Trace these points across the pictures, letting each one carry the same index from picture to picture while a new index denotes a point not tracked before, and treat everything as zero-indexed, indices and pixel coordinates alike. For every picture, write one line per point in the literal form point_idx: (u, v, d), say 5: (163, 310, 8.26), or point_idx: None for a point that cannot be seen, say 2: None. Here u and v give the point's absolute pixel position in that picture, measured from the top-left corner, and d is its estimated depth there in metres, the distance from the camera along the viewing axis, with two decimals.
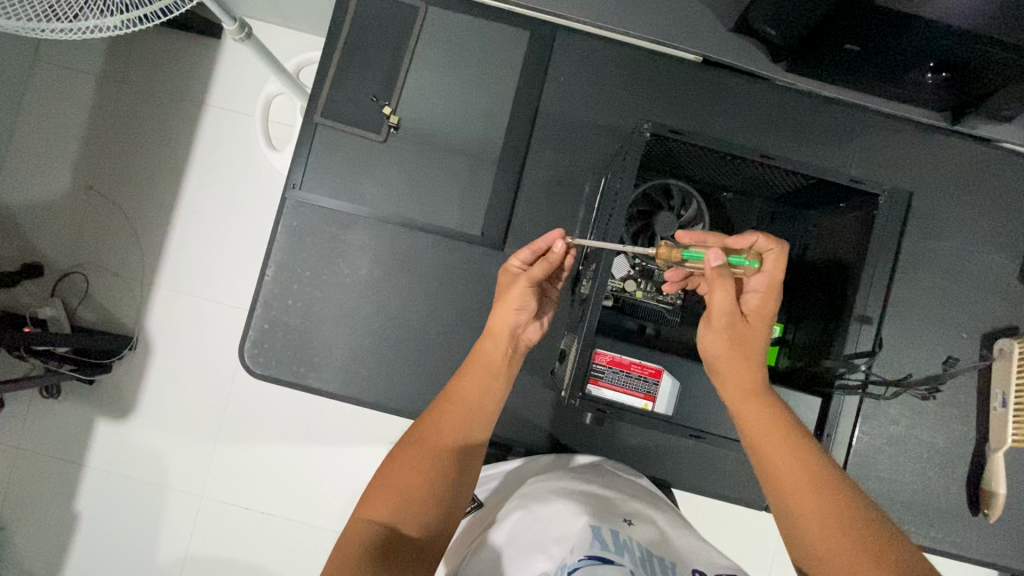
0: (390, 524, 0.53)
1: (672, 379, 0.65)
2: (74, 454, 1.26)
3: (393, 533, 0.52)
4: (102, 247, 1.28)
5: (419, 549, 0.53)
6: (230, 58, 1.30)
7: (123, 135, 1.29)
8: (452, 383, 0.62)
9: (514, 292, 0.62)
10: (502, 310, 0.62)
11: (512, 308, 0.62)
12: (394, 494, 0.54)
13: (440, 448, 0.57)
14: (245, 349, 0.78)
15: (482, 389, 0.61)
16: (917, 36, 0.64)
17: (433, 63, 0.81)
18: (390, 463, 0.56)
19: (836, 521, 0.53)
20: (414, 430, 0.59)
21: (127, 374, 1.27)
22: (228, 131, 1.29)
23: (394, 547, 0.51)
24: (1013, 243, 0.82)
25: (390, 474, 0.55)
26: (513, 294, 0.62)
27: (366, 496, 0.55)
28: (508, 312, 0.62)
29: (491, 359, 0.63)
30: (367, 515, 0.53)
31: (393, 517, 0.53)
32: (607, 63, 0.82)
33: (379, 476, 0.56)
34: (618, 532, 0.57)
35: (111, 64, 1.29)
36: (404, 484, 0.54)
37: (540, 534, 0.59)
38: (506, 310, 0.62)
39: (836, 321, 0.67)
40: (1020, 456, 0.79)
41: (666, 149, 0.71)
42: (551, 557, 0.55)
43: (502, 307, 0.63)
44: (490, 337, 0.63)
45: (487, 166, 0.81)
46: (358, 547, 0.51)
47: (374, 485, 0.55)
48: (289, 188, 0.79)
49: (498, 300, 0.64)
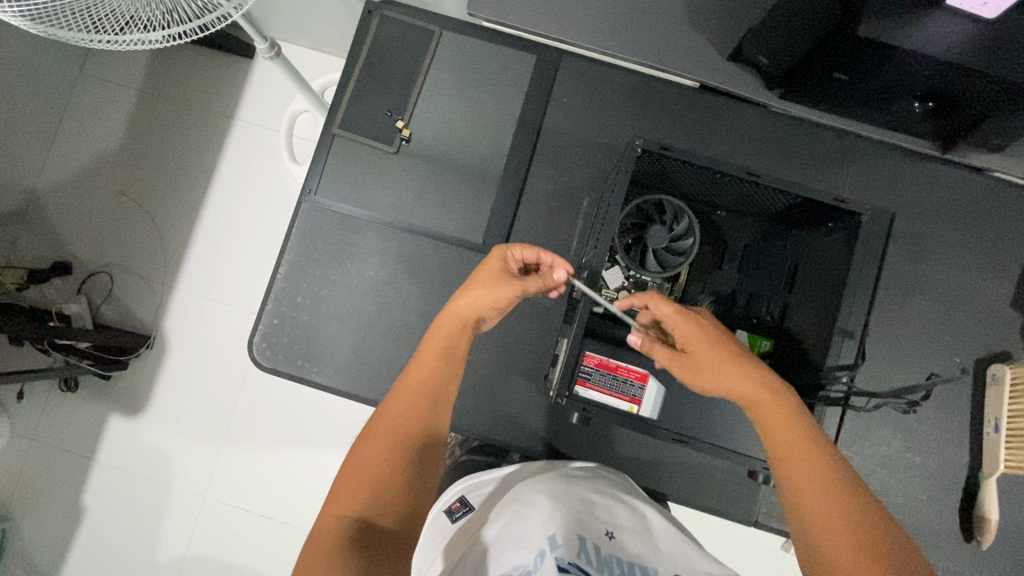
0: (360, 518, 0.53)
1: (657, 383, 0.67)
2: (86, 448, 1.30)
3: (363, 527, 0.52)
4: (128, 249, 1.35)
5: (393, 541, 0.53)
6: (260, 76, 1.39)
7: (157, 145, 1.37)
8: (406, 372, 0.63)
9: (496, 288, 0.66)
10: (480, 302, 0.66)
11: (494, 303, 0.66)
12: (363, 488, 0.54)
13: (408, 434, 0.58)
14: (254, 343, 0.82)
15: (439, 373, 0.62)
16: (900, 67, 0.68)
17: (445, 83, 0.87)
18: (354, 458, 0.56)
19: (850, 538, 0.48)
20: (374, 422, 0.59)
21: (142, 371, 1.32)
22: (253, 144, 1.37)
23: (364, 540, 0.51)
24: (1006, 270, 0.84)
25: (357, 468, 0.55)
26: (496, 290, 0.66)
27: (331, 497, 0.55)
28: (485, 305, 0.66)
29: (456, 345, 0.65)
30: (336, 512, 0.53)
31: (363, 511, 0.53)
32: (608, 86, 0.87)
33: (343, 473, 0.56)
34: (601, 545, 0.59)
35: (151, 79, 1.38)
36: (373, 477, 0.55)
37: (523, 530, 0.60)
38: (483, 303, 0.66)
39: (821, 335, 0.69)
40: (1015, 484, 0.79)
41: (661, 167, 0.75)
42: (531, 555, 0.56)
43: (484, 300, 0.66)
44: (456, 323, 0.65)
45: (492, 179, 0.85)
46: (330, 543, 0.51)
47: (340, 480, 0.55)
48: (305, 193, 0.84)
49: (479, 290, 0.66)
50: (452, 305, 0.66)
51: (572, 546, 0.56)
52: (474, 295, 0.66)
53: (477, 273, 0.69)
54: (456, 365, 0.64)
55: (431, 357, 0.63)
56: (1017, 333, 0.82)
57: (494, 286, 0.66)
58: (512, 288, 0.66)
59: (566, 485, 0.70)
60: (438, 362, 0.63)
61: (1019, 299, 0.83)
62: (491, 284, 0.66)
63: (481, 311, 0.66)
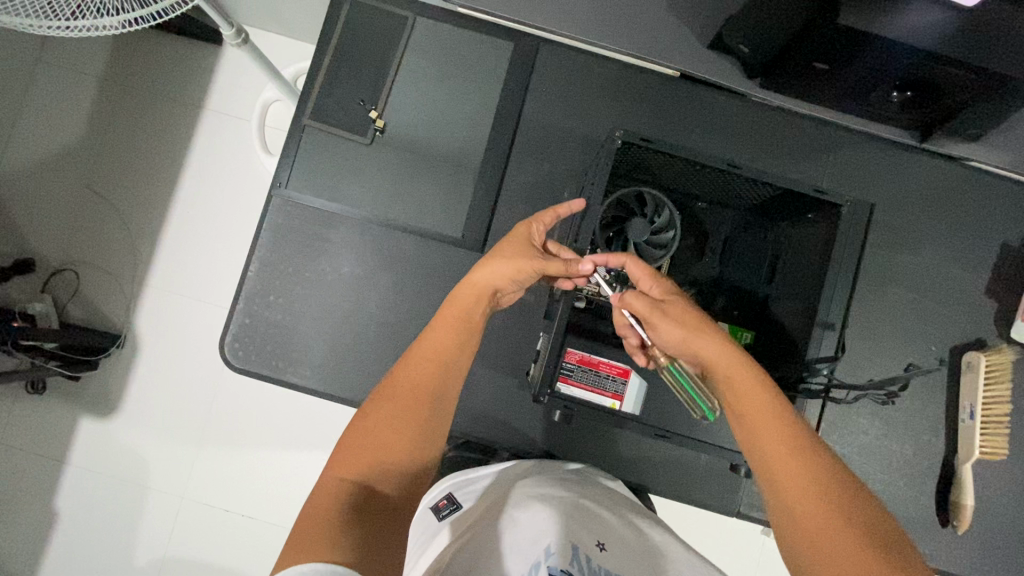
0: (362, 483, 0.50)
1: (639, 378, 0.66)
2: (56, 451, 1.26)
3: (366, 490, 0.50)
4: (95, 245, 1.29)
5: (393, 509, 0.50)
6: (229, 63, 1.33)
7: (122, 136, 1.31)
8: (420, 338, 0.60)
9: (519, 255, 0.62)
10: (500, 269, 0.61)
11: (509, 273, 0.61)
12: (368, 452, 0.52)
13: (417, 405, 0.55)
14: (225, 342, 0.79)
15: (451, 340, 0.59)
16: (879, 55, 0.68)
17: (420, 71, 0.84)
18: (363, 421, 0.54)
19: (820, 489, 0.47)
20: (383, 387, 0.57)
21: (113, 371, 1.27)
22: (223, 134, 1.32)
23: (365, 505, 0.48)
24: (981, 259, 0.84)
25: (361, 434, 0.53)
26: (516, 260, 0.61)
27: (335, 459, 0.52)
28: (505, 274, 0.61)
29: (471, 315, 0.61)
30: (339, 476, 0.51)
31: (367, 477, 0.51)
32: (588, 75, 0.85)
33: (350, 435, 0.53)
34: (592, 555, 0.59)
35: (113, 66, 1.32)
36: (377, 444, 0.53)
37: (517, 539, 0.60)
38: (503, 271, 0.61)
39: (802, 327, 0.68)
40: (988, 469, 0.80)
41: (640, 158, 0.74)
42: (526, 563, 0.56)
43: (499, 270, 0.61)
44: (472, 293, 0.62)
45: (470, 171, 0.83)
46: (330, 504, 0.48)
47: (344, 443, 0.53)
48: (275, 187, 0.81)
49: (495, 260, 0.62)
50: (471, 275, 0.62)
51: (565, 556, 0.56)
52: (494, 264, 0.62)
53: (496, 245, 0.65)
54: (471, 334, 0.61)
55: (445, 323, 0.60)
56: (991, 321, 0.83)
57: (515, 254, 0.62)
58: (531, 257, 0.61)
59: (560, 492, 0.69)
60: (450, 329, 0.59)
61: (994, 286, 0.84)
62: (512, 252, 0.62)
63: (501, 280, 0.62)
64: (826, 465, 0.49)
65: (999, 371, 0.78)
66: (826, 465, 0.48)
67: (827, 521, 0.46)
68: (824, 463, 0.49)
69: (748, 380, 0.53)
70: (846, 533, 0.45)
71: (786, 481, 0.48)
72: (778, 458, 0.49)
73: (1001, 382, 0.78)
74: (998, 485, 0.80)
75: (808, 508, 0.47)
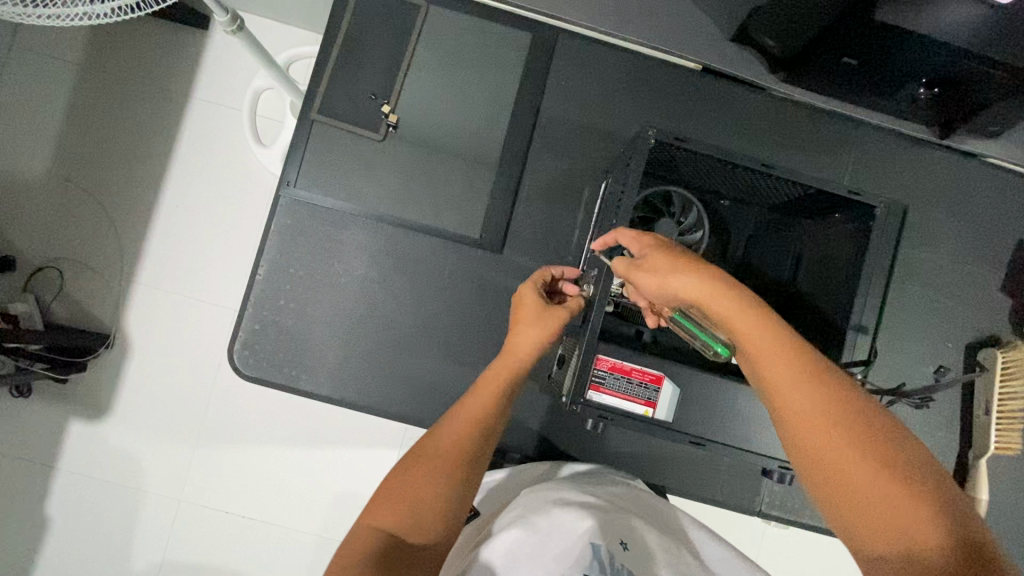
0: (393, 534, 0.51)
1: (672, 385, 0.64)
2: (44, 456, 1.20)
3: (395, 543, 0.51)
4: (80, 241, 1.23)
5: (420, 564, 0.51)
6: (218, 49, 1.27)
7: (104, 127, 1.24)
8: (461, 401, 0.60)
9: (558, 323, 0.62)
10: (538, 336, 0.61)
11: (542, 336, 0.61)
12: (399, 505, 0.53)
13: (452, 461, 0.55)
14: (234, 349, 0.76)
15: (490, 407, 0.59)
16: (913, 53, 0.66)
17: (434, 64, 0.81)
18: (399, 471, 0.55)
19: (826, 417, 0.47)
20: (423, 441, 0.57)
21: (103, 373, 1.21)
22: (213, 125, 1.26)
23: (391, 558, 0.49)
24: (996, 255, 0.85)
25: (396, 485, 0.54)
26: (546, 322, 0.62)
27: (370, 504, 0.54)
28: (541, 342, 0.61)
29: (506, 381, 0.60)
30: (370, 523, 0.52)
31: (396, 527, 0.52)
32: (608, 68, 0.82)
33: (386, 485, 0.54)
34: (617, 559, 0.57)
35: (93, 52, 1.24)
36: (410, 498, 0.53)
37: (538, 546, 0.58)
38: (541, 339, 0.61)
39: (833, 330, 0.67)
40: (1002, 463, 0.81)
41: (668, 157, 0.71)
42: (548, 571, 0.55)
43: (531, 334, 0.61)
44: (508, 359, 0.61)
45: (487, 168, 0.80)
46: (360, 552, 0.49)
47: (380, 494, 0.54)
48: (283, 186, 0.77)
49: (524, 326, 0.62)
50: (509, 343, 0.62)
51: (586, 558, 0.55)
52: (530, 330, 0.61)
53: (521, 305, 0.64)
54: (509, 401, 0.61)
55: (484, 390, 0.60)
56: (1006, 317, 0.84)
57: (552, 322, 0.62)
58: (557, 315, 0.62)
59: (576, 492, 0.68)
60: (491, 396, 0.59)
61: (1009, 283, 0.84)
62: (549, 319, 0.62)
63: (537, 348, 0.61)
64: (842, 400, 0.47)
65: (1015, 368, 0.79)
66: (842, 400, 0.47)
67: (848, 458, 0.45)
68: (840, 398, 0.47)
69: (754, 322, 0.50)
70: (868, 467, 0.44)
71: (803, 424, 0.47)
72: (792, 401, 0.48)
73: (1017, 379, 0.78)
74: (1010, 478, 0.81)
75: (825, 447, 0.46)
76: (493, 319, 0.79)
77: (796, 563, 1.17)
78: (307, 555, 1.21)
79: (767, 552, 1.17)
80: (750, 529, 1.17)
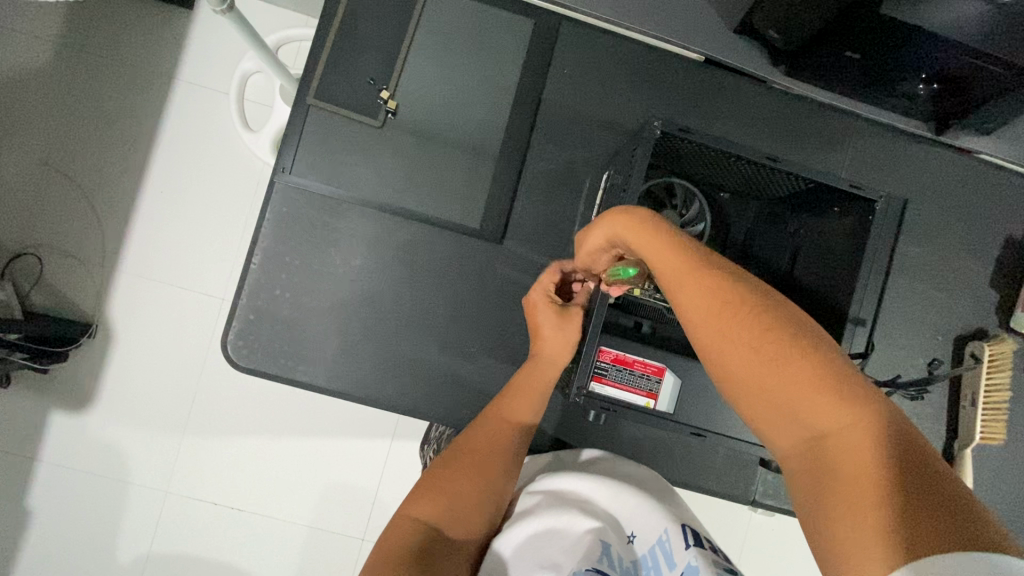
0: (433, 525, 0.55)
1: (674, 377, 0.65)
2: (25, 447, 1.16)
3: (437, 532, 0.55)
4: (60, 227, 1.19)
5: (458, 555, 0.55)
6: (204, 31, 1.23)
7: (83, 110, 1.20)
8: (494, 404, 0.66)
9: (582, 322, 0.66)
10: (565, 338, 0.65)
11: (568, 339, 0.65)
12: (441, 498, 0.57)
13: (490, 458, 0.61)
14: (228, 340, 0.74)
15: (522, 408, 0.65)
16: (913, 49, 0.67)
17: (434, 49, 0.79)
18: (440, 468, 0.60)
19: (757, 360, 0.44)
20: (461, 441, 0.63)
21: (86, 364, 1.18)
22: (200, 108, 1.22)
23: (434, 545, 0.53)
24: (986, 250, 0.86)
25: (437, 482, 0.59)
26: (571, 325, 0.65)
27: (410, 499, 0.58)
28: (570, 342, 0.66)
29: (536, 385, 0.66)
30: (406, 511, 0.57)
31: (438, 518, 0.56)
32: (610, 58, 0.81)
33: (427, 480, 0.60)
34: (622, 552, 0.59)
35: (71, 30, 1.19)
36: (451, 492, 0.58)
37: (545, 545, 0.58)
38: (569, 341, 0.65)
39: (832, 324, 0.68)
40: (986, 452, 0.83)
41: (671, 149, 0.71)
42: (560, 572, 0.54)
43: (557, 336, 0.65)
44: (535, 362, 0.67)
45: (487, 156, 0.79)
46: (404, 541, 0.53)
47: (421, 489, 0.58)
48: (279, 172, 0.75)
49: (549, 330, 0.66)
50: (537, 346, 0.67)
51: (595, 552, 0.56)
52: (557, 331, 0.65)
53: (538, 313, 0.67)
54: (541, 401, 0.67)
55: (516, 393, 0.66)
56: (993, 311, 0.86)
57: (575, 321, 0.66)
58: (580, 316, 0.66)
59: (573, 480, 0.67)
60: (525, 398, 0.66)
61: (997, 278, 0.86)
62: (572, 317, 0.66)
63: (566, 349, 0.66)
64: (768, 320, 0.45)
65: (1000, 359, 0.80)
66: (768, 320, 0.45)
67: (773, 378, 0.43)
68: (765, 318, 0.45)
69: (666, 251, 0.50)
70: (794, 387, 0.42)
71: (726, 350, 0.46)
72: (713, 329, 0.47)
73: (1002, 371, 0.80)
74: (992, 468, 0.84)
75: (750, 371, 0.44)
76: (493, 311, 0.78)
77: (782, 549, 1.20)
78: (299, 547, 1.20)
79: (754, 538, 1.19)
80: (738, 516, 1.19)
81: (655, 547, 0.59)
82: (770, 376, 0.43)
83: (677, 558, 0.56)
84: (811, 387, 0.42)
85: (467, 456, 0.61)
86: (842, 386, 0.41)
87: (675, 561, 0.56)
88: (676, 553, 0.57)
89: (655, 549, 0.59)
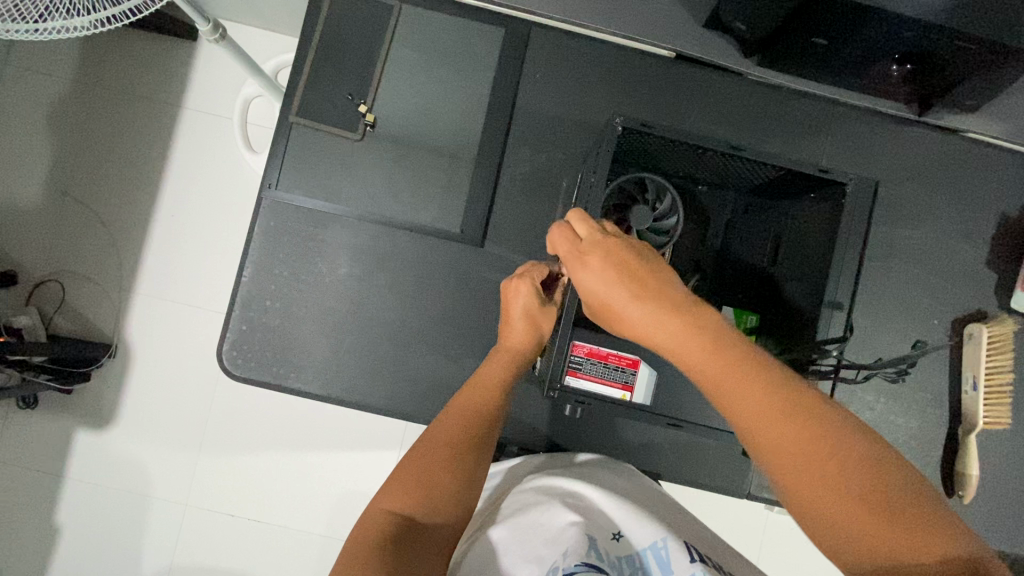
0: (407, 514, 0.56)
1: (648, 368, 0.67)
2: (52, 465, 1.22)
3: (410, 521, 0.55)
4: (79, 252, 1.25)
5: (432, 544, 0.55)
6: (205, 59, 1.29)
7: (98, 141, 1.26)
8: (464, 393, 0.66)
9: (553, 318, 0.67)
10: (534, 330, 0.66)
11: (537, 332, 0.66)
12: (416, 487, 0.57)
13: (462, 450, 0.61)
14: (223, 349, 0.77)
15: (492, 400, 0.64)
16: (878, 31, 0.66)
17: (409, 62, 0.82)
18: (415, 457, 0.60)
19: (787, 424, 0.41)
20: (432, 430, 0.63)
21: (105, 382, 1.23)
22: (203, 134, 1.28)
23: (406, 534, 0.54)
24: (980, 229, 0.84)
25: (412, 471, 0.59)
26: (539, 318, 0.66)
27: (386, 487, 0.58)
28: (538, 333, 0.66)
29: (504, 377, 0.66)
30: (386, 505, 0.56)
31: (413, 508, 0.56)
32: (581, 60, 0.83)
33: (401, 468, 0.59)
34: (610, 549, 0.57)
35: (84, 66, 1.27)
36: (427, 482, 0.58)
37: (532, 541, 0.58)
38: (539, 332, 0.66)
39: (809, 310, 0.69)
40: (993, 437, 0.81)
41: (640, 143, 0.72)
42: (543, 565, 0.55)
43: (526, 327, 0.66)
44: (507, 357, 0.67)
45: (465, 162, 0.81)
46: (377, 531, 0.54)
47: (397, 478, 0.59)
48: (265, 188, 0.78)
49: (516, 321, 0.67)
50: (510, 340, 0.67)
51: (582, 546, 0.55)
52: (528, 325, 0.66)
53: (511, 304, 0.67)
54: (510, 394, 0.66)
55: (486, 386, 0.65)
56: (990, 290, 0.83)
57: (547, 317, 0.67)
58: (552, 309, 0.67)
59: (567, 481, 0.67)
60: (495, 390, 0.65)
61: (993, 257, 0.84)
62: (543, 312, 0.67)
63: (533, 340, 0.66)
64: (744, 354, 0.45)
65: (1000, 341, 0.78)
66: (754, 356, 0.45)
67: (785, 426, 0.41)
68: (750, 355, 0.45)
69: (675, 321, 0.47)
70: (791, 419, 0.41)
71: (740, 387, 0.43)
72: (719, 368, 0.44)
73: (1003, 353, 0.78)
74: (1000, 453, 0.81)
75: (739, 401, 0.43)
76: (476, 312, 0.80)
77: (798, 549, 1.17)
78: (312, 554, 1.22)
79: (767, 538, 1.17)
80: (749, 516, 1.17)
81: (648, 551, 0.57)
82: (803, 445, 0.41)
83: (678, 566, 0.54)
84: (807, 421, 0.41)
85: (437, 448, 0.61)
86: (847, 431, 0.41)
87: (675, 571, 0.54)
88: (676, 564, 0.54)
89: (648, 554, 0.57)
